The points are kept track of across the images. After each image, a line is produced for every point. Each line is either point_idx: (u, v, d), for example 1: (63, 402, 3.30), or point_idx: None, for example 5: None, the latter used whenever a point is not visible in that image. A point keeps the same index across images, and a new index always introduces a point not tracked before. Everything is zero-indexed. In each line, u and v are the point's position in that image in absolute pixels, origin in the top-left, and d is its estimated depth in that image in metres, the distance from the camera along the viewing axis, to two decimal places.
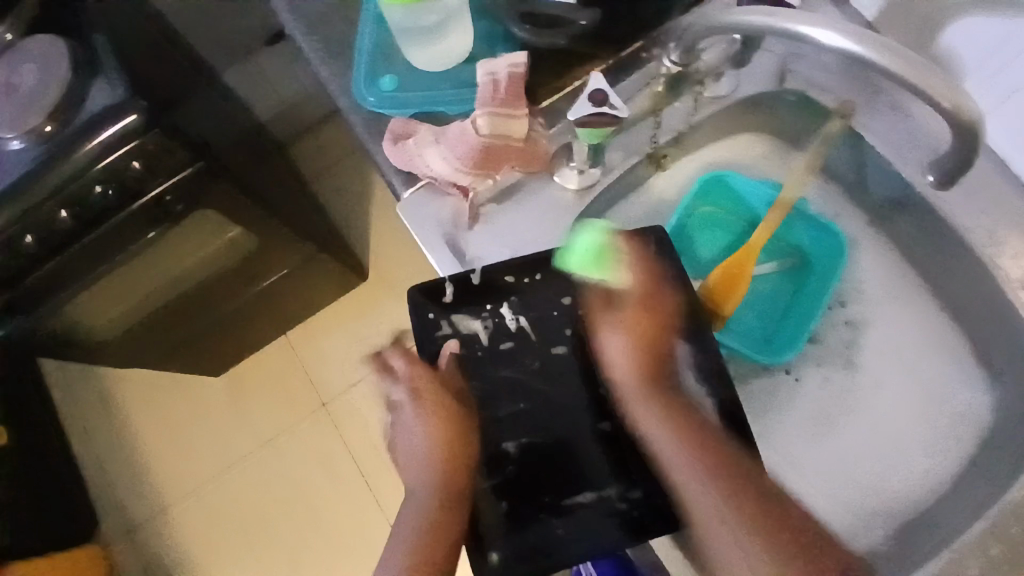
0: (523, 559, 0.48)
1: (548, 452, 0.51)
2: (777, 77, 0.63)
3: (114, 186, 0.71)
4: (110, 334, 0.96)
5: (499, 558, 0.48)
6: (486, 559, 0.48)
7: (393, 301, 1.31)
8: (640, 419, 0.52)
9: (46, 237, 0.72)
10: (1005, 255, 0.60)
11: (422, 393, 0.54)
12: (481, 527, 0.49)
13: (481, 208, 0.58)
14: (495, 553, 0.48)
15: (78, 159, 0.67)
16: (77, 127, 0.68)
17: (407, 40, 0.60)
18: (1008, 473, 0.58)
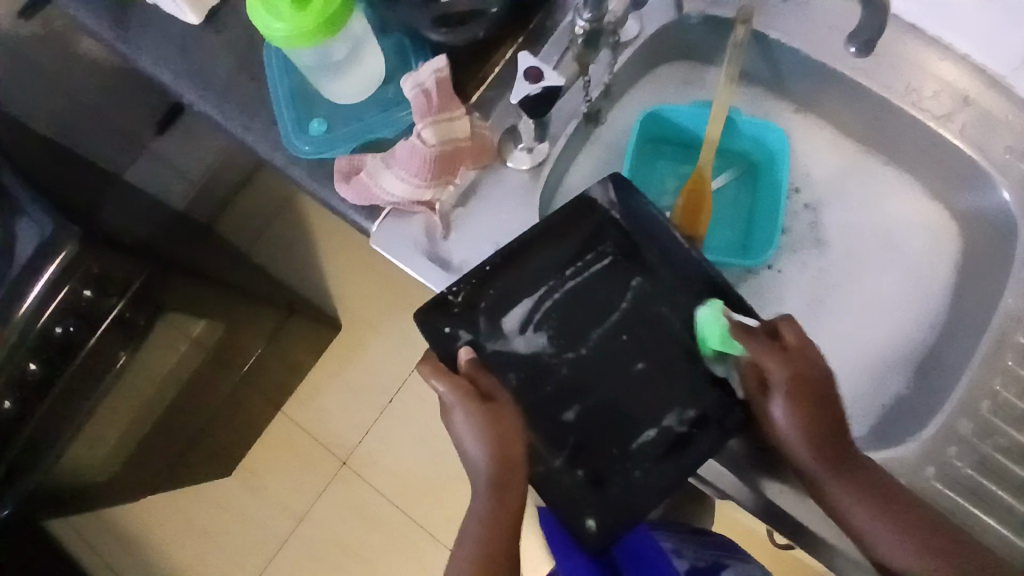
0: (613, 513, 0.50)
1: (598, 411, 0.52)
2: (674, 6, 0.66)
3: (74, 321, 0.69)
4: (112, 467, 0.92)
5: (597, 523, 0.50)
6: (586, 527, 0.50)
7: (377, 337, 1.29)
8: (670, 351, 0.54)
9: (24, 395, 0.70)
10: (927, 99, 0.66)
11: (458, 410, 0.49)
12: (568, 501, 0.51)
13: (450, 215, 0.59)
14: (592, 519, 0.50)
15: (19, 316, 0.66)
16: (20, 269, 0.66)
17: (323, 77, 0.60)
18: (987, 287, 0.65)
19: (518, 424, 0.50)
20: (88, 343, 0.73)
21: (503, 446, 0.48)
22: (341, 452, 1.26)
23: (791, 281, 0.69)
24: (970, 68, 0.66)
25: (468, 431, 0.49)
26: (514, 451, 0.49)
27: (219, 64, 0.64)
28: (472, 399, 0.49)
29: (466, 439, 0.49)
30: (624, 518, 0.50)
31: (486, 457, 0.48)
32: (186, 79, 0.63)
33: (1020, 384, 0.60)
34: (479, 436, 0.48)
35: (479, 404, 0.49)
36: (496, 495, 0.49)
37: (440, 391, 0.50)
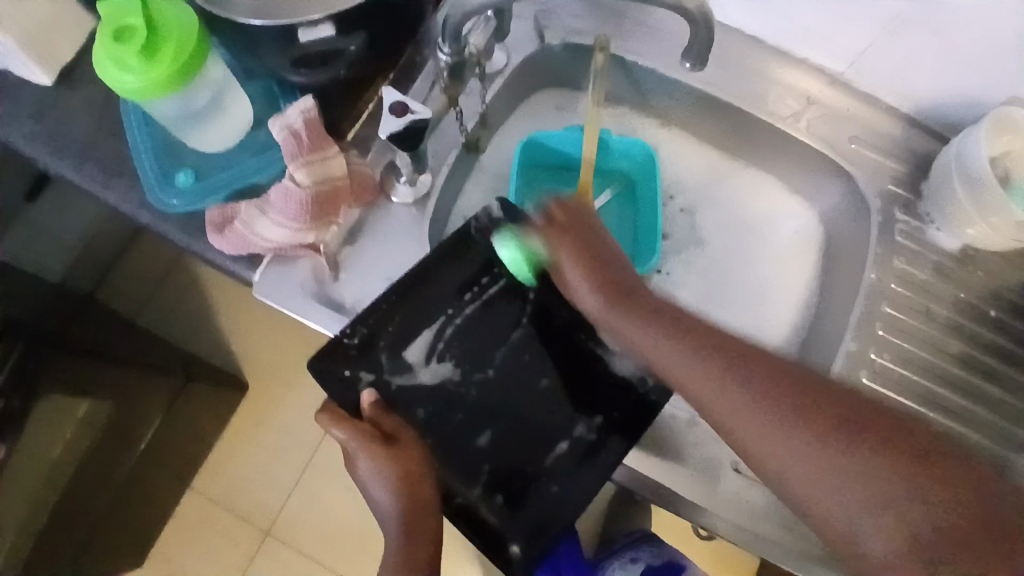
0: (533, 533, 0.49)
1: (510, 433, 0.52)
2: (538, 37, 0.69)
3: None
4: None
5: (520, 548, 0.49)
6: (510, 554, 0.49)
7: (291, 394, 1.22)
8: (572, 363, 0.54)
9: None
10: (774, 102, 0.72)
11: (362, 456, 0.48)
12: (487, 529, 0.50)
13: (338, 255, 0.57)
14: (514, 545, 0.49)
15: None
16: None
17: (187, 129, 0.58)
18: (851, 265, 0.71)
19: (423, 461, 0.48)
20: None
21: (411, 488, 0.47)
22: (262, 520, 1.18)
23: (679, 283, 0.74)
24: (810, 69, 0.72)
25: (371, 474, 0.48)
26: (421, 489, 0.48)
27: (73, 124, 0.60)
28: (372, 442, 0.48)
29: (371, 484, 0.49)
30: (545, 538, 0.49)
31: (393, 497, 0.47)
32: (36, 143, 0.59)
33: (890, 349, 0.66)
34: (384, 480, 0.48)
35: (380, 445, 0.48)
36: (410, 535, 0.48)
37: (340, 437, 0.49)
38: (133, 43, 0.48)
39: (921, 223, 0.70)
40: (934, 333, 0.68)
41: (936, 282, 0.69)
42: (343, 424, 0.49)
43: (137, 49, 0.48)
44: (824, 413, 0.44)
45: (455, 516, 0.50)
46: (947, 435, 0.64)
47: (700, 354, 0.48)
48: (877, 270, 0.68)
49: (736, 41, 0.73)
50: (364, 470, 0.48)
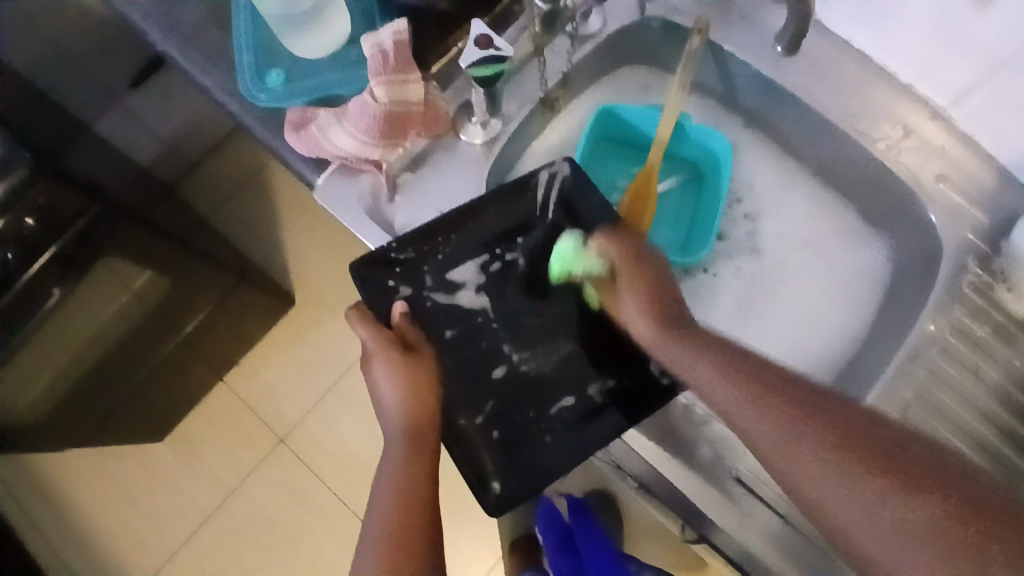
0: (519, 476, 0.51)
1: (520, 379, 0.54)
2: (638, 8, 0.68)
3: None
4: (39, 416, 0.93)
5: (501, 485, 0.51)
6: (490, 490, 0.51)
7: (334, 322, 1.29)
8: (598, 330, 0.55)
9: None
10: (868, 121, 0.70)
11: (380, 365, 0.51)
12: (479, 463, 0.52)
13: (397, 177, 0.60)
14: (496, 482, 0.51)
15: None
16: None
17: (287, 31, 0.61)
18: (910, 302, 0.69)
19: (436, 378, 0.52)
20: (32, 271, 0.76)
21: (418, 398, 0.50)
22: (280, 429, 1.25)
23: (724, 284, 0.73)
24: (914, 97, 0.70)
25: (384, 375, 0.50)
26: (429, 402, 0.51)
27: (189, 9, 0.64)
28: (394, 348, 0.51)
29: (383, 390, 0.51)
30: (527, 481, 0.51)
31: (398, 407, 0.50)
32: (152, 22, 0.63)
33: (928, 399, 0.64)
34: (395, 384, 0.50)
35: (400, 353, 0.51)
36: (410, 447, 0.49)
37: (364, 339, 0.52)
38: None
39: (994, 279, 0.66)
40: (980, 396, 0.65)
41: (997, 344, 0.66)
42: (374, 329, 0.52)
43: None
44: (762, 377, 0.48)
45: (450, 444, 0.52)
46: None
47: (770, 407, 0.46)
48: (934, 318, 0.65)
49: (840, 53, 0.71)
50: (378, 372, 0.51)
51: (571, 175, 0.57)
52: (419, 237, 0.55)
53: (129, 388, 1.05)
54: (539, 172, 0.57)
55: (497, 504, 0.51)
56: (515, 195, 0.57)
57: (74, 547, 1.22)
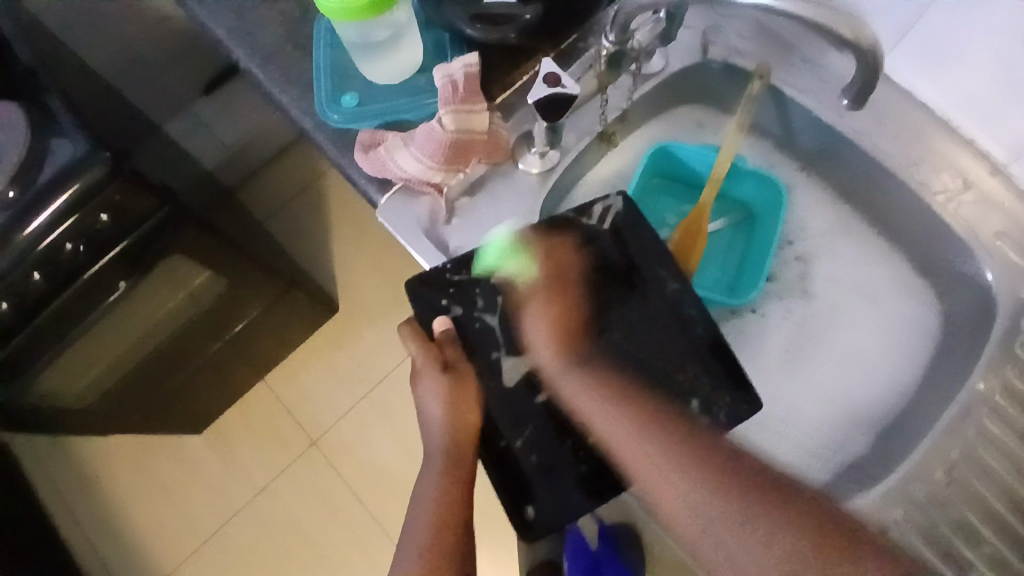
0: (553, 502, 0.53)
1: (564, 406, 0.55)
2: (700, 50, 0.70)
3: (50, 269, 0.72)
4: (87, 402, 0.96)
5: (535, 511, 0.53)
6: (526, 514, 0.53)
7: (374, 331, 1.33)
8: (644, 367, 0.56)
9: (20, 302, 0.72)
10: (925, 173, 0.69)
11: (427, 380, 0.54)
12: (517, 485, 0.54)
13: (455, 201, 0.62)
14: (530, 507, 0.53)
15: (23, 236, 0.68)
16: (36, 190, 0.69)
17: (360, 57, 0.64)
18: (962, 358, 0.68)
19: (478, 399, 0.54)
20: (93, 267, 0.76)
21: (460, 418, 0.53)
22: (313, 432, 1.28)
23: (772, 325, 0.72)
24: (975, 152, 0.70)
25: (429, 394, 0.54)
26: (470, 420, 0.54)
27: (272, 29, 0.68)
28: (438, 368, 0.54)
29: (429, 405, 0.54)
30: (561, 509, 0.53)
31: (443, 423, 0.53)
32: (236, 40, 0.68)
33: (975, 460, 0.63)
34: (440, 403, 0.53)
35: (444, 373, 0.54)
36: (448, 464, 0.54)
37: (414, 354, 0.55)
38: None
39: None
40: None
41: None
42: (422, 346, 0.55)
43: None
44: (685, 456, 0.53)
45: (491, 463, 0.54)
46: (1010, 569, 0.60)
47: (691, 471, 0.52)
48: (984, 377, 0.64)
49: (902, 103, 0.71)
50: (425, 389, 0.54)
51: (623, 210, 0.58)
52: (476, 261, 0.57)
53: (176, 380, 1.08)
54: (593, 206, 0.59)
55: (532, 529, 0.53)
56: (569, 225, 0.59)
57: (107, 533, 1.26)
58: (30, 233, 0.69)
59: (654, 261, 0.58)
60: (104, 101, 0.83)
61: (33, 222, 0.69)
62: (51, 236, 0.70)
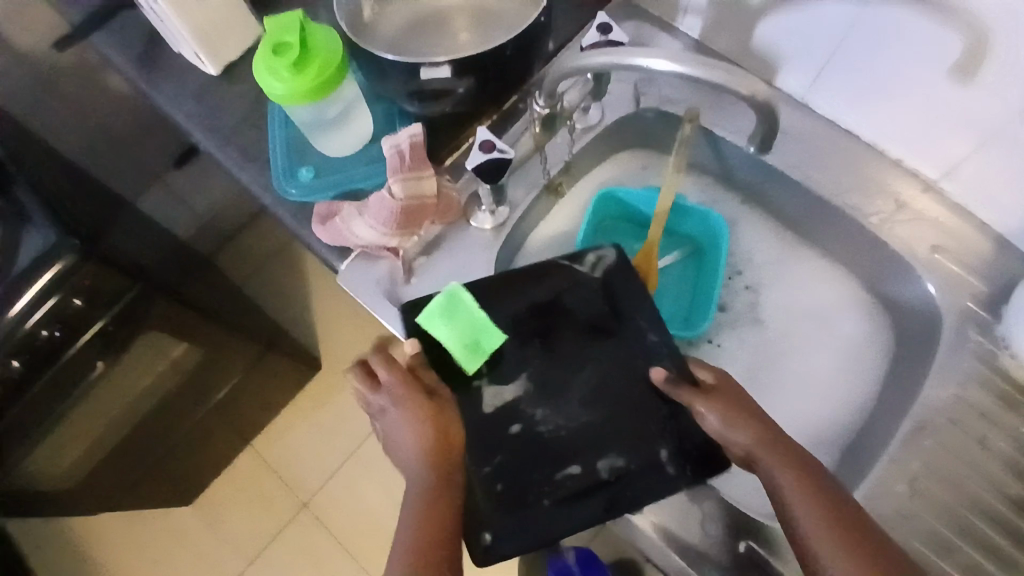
0: (513, 536, 0.54)
1: (536, 440, 0.56)
2: (634, 99, 0.74)
3: (27, 357, 0.74)
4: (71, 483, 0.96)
5: (491, 537, 0.53)
6: (482, 540, 0.53)
7: (357, 386, 1.34)
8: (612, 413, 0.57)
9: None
10: (857, 197, 0.73)
11: (399, 399, 0.52)
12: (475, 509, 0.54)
13: (413, 262, 0.65)
14: (487, 533, 0.54)
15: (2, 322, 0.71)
16: (14, 278, 0.73)
17: (314, 133, 0.68)
18: (911, 369, 0.70)
19: (453, 419, 0.53)
20: (70, 349, 0.77)
21: (439, 436, 0.51)
22: (303, 494, 1.28)
23: (729, 354, 0.75)
24: (905, 172, 0.74)
25: (402, 418, 0.51)
26: (448, 440, 0.51)
27: (231, 112, 0.72)
28: (415, 391, 0.52)
29: (398, 429, 0.52)
30: (515, 540, 0.54)
31: (418, 444, 0.51)
32: (197, 125, 0.71)
33: (935, 469, 0.65)
34: (416, 423, 0.51)
35: (420, 397, 0.52)
36: (431, 485, 0.50)
37: (381, 375, 0.54)
38: (286, 57, 0.58)
39: (997, 347, 0.68)
40: (989, 466, 0.66)
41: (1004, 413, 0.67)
42: (392, 364, 0.54)
43: (289, 62, 0.58)
44: (817, 501, 0.48)
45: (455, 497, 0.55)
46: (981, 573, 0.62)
47: (826, 526, 0.47)
48: (935, 386, 0.67)
49: (828, 133, 0.76)
50: (397, 412, 0.52)
51: (615, 261, 0.63)
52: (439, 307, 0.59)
53: (159, 453, 1.09)
54: (586, 255, 0.63)
55: (486, 555, 0.53)
56: (528, 276, 0.62)
57: None
58: (16, 314, 0.72)
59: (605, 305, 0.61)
60: (75, 189, 0.87)
61: (19, 302, 0.72)
62: (31, 321, 0.72)
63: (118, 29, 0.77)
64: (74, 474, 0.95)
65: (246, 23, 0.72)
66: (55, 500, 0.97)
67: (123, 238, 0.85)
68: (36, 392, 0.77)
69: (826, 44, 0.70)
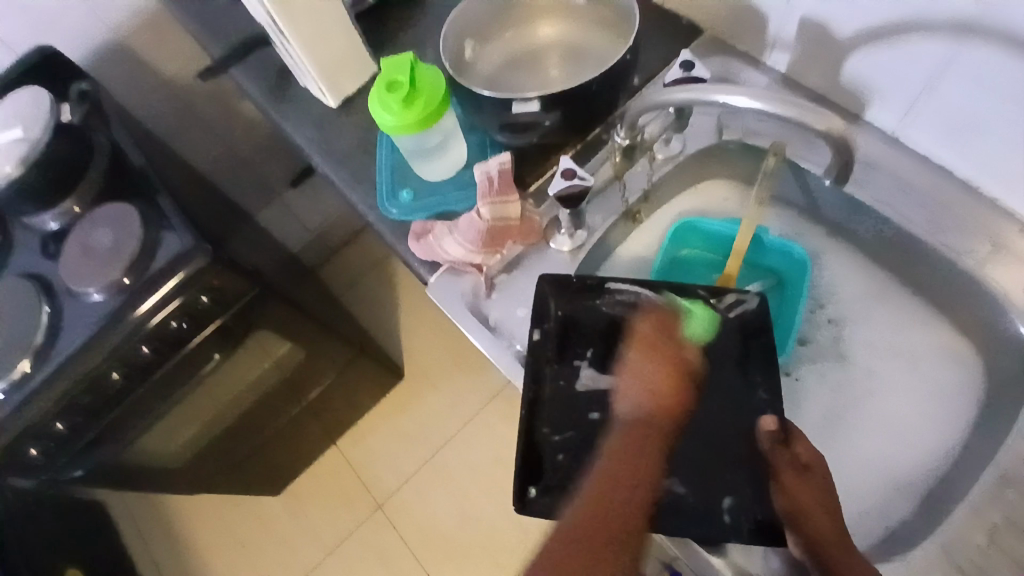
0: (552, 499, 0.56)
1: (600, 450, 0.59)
2: (716, 132, 0.77)
3: (156, 344, 0.84)
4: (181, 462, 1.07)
5: (536, 492, 0.57)
6: (527, 494, 0.57)
7: (437, 397, 1.42)
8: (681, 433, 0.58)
9: (129, 371, 0.84)
10: (947, 237, 0.71)
11: (644, 352, 0.60)
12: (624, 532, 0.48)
13: (495, 278, 0.70)
14: (533, 487, 0.57)
15: (137, 314, 0.82)
16: (149, 276, 0.83)
17: (415, 160, 0.75)
18: (1003, 419, 0.67)
19: (683, 396, 0.57)
20: (193, 341, 0.88)
21: (657, 395, 0.56)
22: (378, 495, 1.36)
23: (807, 388, 0.73)
24: (1001, 213, 0.71)
25: (637, 367, 0.58)
26: (674, 399, 0.56)
27: (345, 139, 0.81)
28: (655, 343, 0.60)
29: (630, 374, 0.58)
30: (553, 500, 0.56)
31: (642, 400, 0.56)
32: (316, 149, 0.81)
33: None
34: (645, 378, 0.58)
35: (655, 353, 0.60)
36: (644, 452, 0.53)
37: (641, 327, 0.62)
38: (398, 94, 0.66)
39: None
40: None
41: None
42: (655, 323, 0.62)
43: (400, 98, 0.66)
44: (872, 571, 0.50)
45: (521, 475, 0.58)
46: None
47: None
48: None
49: (919, 168, 0.73)
50: (635, 356, 0.59)
51: (754, 310, 0.63)
52: (543, 306, 0.65)
53: (256, 443, 1.20)
54: (727, 295, 0.65)
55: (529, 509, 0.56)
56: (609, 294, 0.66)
57: None
58: (143, 310, 0.82)
59: (675, 326, 0.63)
60: (208, 202, 0.99)
61: (148, 301, 0.82)
62: (160, 315, 0.82)
63: (257, 67, 0.89)
64: (183, 454, 1.06)
65: (364, 62, 0.82)
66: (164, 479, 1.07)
67: (242, 247, 0.96)
68: (162, 375, 0.88)
69: (920, 82, 0.68)
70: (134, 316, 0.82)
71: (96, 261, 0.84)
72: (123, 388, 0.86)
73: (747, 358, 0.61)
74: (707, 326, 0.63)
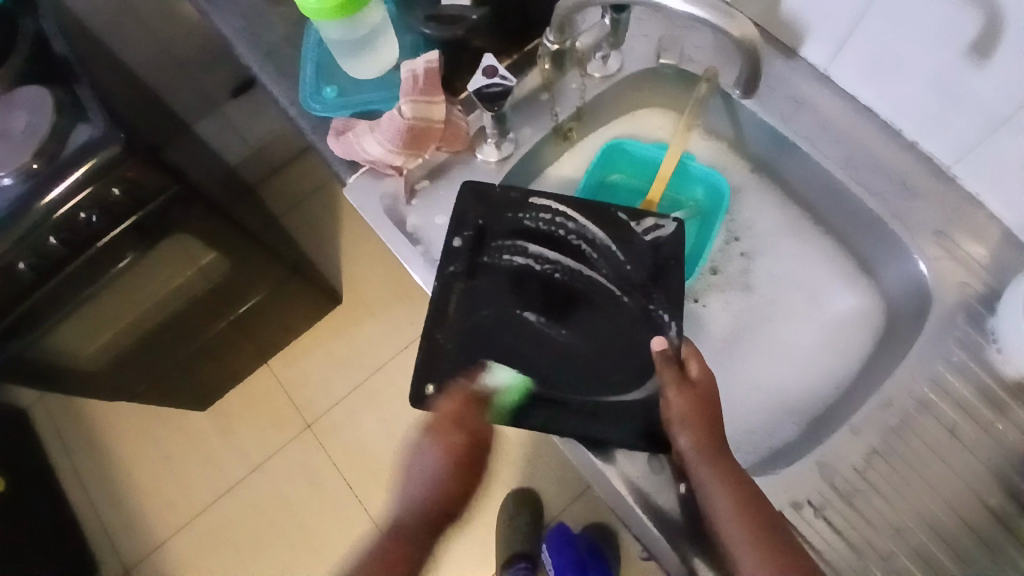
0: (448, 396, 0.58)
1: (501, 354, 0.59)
2: (654, 55, 0.76)
3: (65, 235, 0.79)
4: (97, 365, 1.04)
5: (432, 388, 0.58)
6: (424, 391, 0.58)
7: (372, 324, 1.41)
8: (583, 340, 0.60)
9: (38, 262, 0.79)
10: (864, 174, 0.73)
11: None
12: None
13: (416, 183, 0.69)
14: (431, 385, 0.58)
15: (43, 203, 0.76)
16: (59, 162, 0.77)
17: (343, 56, 0.71)
18: (892, 348, 0.70)
19: None
20: (110, 234, 0.83)
21: None
22: (306, 415, 1.36)
23: (711, 314, 0.76)
24: (917, 155, 0.73)
25: None
26: None
27: (273, 32, 0.77)
28: None
29: None
30: (448, 399, 0.57)
31: None
32: (241, 40, 0.76)
33: (899, 449, 0.63)
34: None
35: None
36: None
37: None
38: None
39: (984, 339, 0.67)
40: (959, 457, 0.64)
41: (983, 408, 0.65)
42: None
43: None
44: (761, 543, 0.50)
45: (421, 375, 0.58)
46: (929, 559, 0.60)
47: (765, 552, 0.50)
48: (912, 367, 0.66)
49: (844, 108, 0.75)
50: None
51: (670, 235, 0.63)
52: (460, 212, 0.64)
53: (181, 355, 1.17)
54: (647, 218, 0.65)
55: (425, 403, 0.58)
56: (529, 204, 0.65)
57: (107, 499, 1.34)
58: (47, 202, 0.76)
59: (589, 241, 0.64)
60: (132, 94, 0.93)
61: (55, 189, 0.77)
62: (67, 206, 0.77)
63: None
64: (98, 358, 1.03)
65: None
66: (81, 384, 1.04)
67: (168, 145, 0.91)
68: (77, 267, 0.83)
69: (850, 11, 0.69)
70: (42, 202, 0.76)
71: (7, 143, 0.77)
72: (32, 282, 0.81)
73: (655, 277, 0.62)
74: (621, 242, 0.64)
